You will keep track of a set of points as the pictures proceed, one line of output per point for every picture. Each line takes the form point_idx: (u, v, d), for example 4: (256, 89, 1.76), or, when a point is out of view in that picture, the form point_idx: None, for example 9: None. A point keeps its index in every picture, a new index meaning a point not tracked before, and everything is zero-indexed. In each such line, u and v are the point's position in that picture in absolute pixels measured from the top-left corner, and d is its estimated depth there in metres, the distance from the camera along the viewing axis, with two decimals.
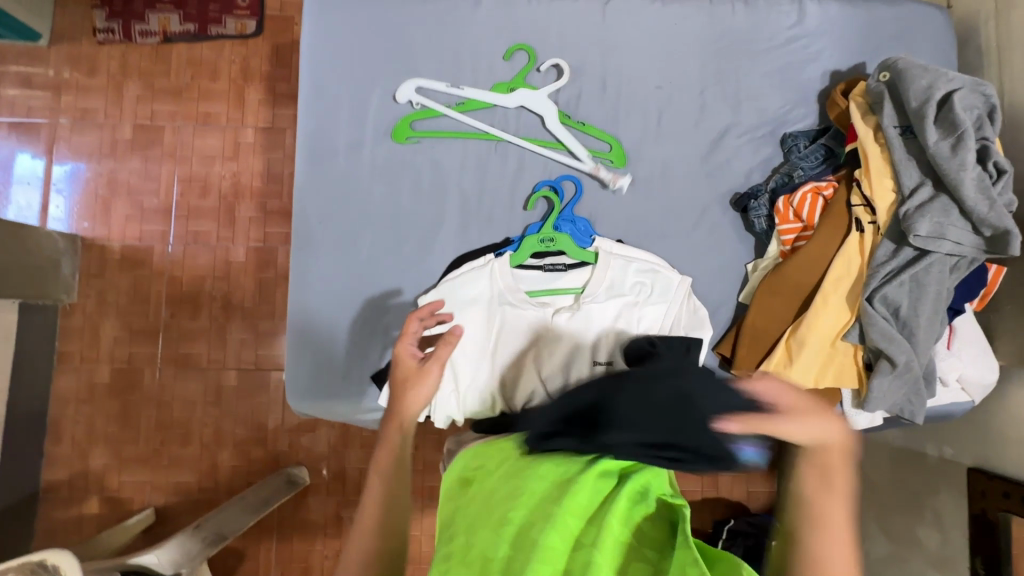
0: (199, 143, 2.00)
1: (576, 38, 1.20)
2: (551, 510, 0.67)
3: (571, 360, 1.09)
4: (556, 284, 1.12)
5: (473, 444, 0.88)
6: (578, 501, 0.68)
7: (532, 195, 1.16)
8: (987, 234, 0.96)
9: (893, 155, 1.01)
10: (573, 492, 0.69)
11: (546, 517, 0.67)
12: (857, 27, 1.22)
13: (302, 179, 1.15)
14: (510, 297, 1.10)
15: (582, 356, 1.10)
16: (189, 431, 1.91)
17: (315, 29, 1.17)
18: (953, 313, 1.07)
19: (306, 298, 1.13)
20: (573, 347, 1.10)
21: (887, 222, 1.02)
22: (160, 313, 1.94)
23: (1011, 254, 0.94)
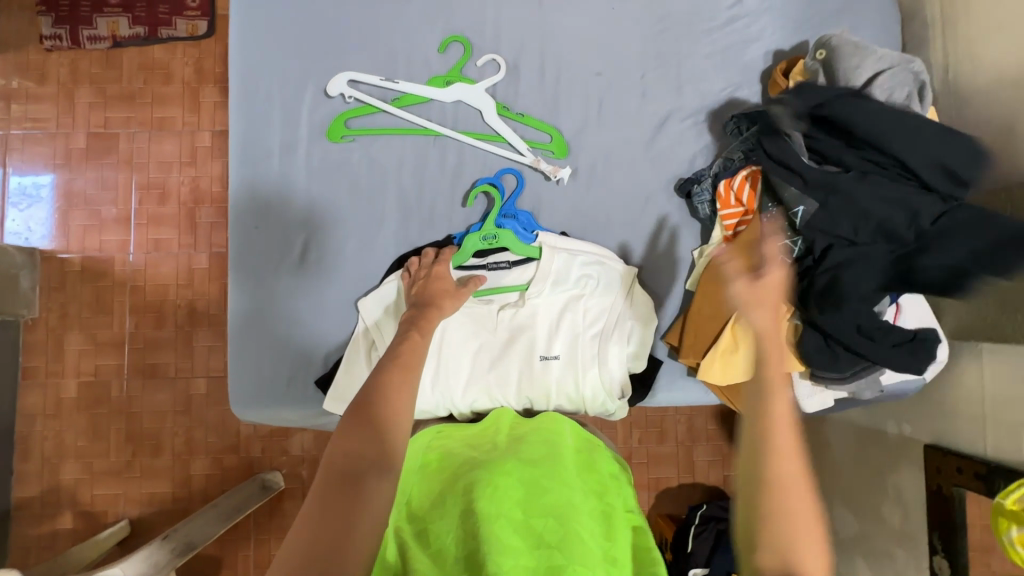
0: (156, 149, 1.96)
1: (514, 26, 1.18)
2: (531, 516, 0.79)
3: (518, 354, 1.09)
4: (499, 281, 1.11)
5: (433, 430, 0.99)
6: (554, 508, 0.81)
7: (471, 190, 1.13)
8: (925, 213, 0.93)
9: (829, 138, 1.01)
10: (559, 501, 0.82)
11: (526, 520, 0.78)
12: (799, 5, 1.20)
13: (237, 182, 1.13)
14: None
15: (529, 349, 1.09)
16: (160, 441, 1.89)
17: (245, 29, 1.14)
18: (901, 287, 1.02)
19: (248, 303, 1.11)
20: (521, 341, 1.09)
21: None
22: (124, 324, 1.91)
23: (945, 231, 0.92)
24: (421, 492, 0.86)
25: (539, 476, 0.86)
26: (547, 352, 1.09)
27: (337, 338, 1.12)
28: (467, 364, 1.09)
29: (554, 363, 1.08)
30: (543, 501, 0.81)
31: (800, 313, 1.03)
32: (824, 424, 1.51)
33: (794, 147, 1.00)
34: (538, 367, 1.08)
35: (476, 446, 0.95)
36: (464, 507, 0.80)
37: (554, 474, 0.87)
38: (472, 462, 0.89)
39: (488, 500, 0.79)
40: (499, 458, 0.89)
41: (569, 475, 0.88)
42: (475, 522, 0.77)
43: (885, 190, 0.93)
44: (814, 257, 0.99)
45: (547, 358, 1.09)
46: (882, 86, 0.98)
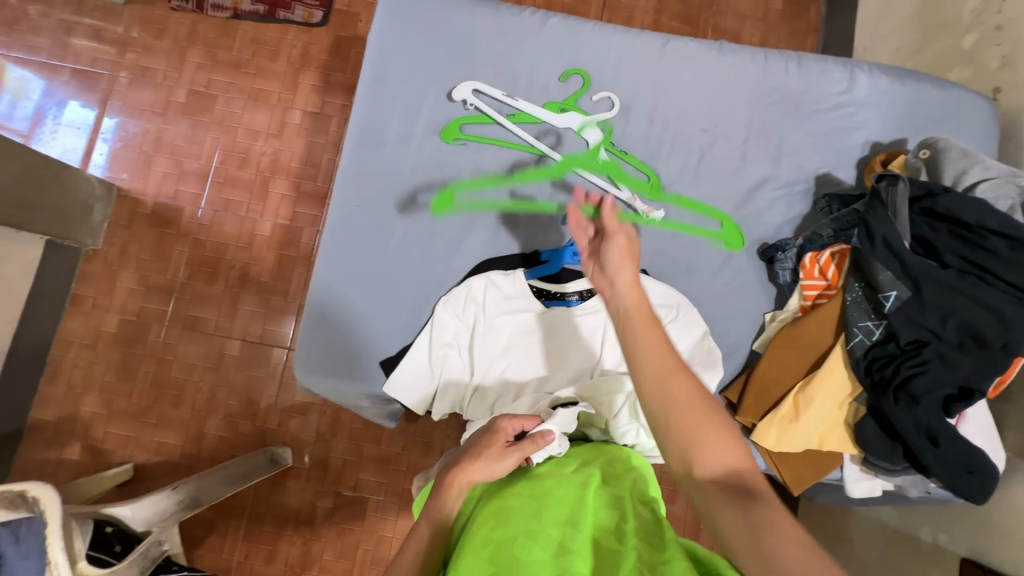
0: (248, 117, 2.06)
1: (632, 72, 1.25)
2: (550, 527, 0.76)
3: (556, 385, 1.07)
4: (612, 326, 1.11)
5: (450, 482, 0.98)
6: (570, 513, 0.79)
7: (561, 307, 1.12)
8: (1011, 324, 0.94)
9: (939, 227, 1.01)
10: (566, 509, 0.79)
11: (547, 533, 0.76)
12: (904, 104, 1.25)
13: (348, 160, 1.19)
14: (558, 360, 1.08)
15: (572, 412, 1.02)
16: (182, 393, 1.91)
17: (387, 24, 1.22)
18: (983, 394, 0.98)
19: (333, 275, 1.16)
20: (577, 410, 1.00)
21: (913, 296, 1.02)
22: (178, 272, 1.96)
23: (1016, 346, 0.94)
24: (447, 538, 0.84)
25: (550, 485, 0.84)
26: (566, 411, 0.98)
27: (412, 326, 1.15)
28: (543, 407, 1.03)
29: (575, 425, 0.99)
30: (560, 508, 0.79)
31: (866, 396, 1.05)
32: (850, 516, 1.48)
33: (898, 230, 1.00)
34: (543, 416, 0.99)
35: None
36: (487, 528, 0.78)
37: (563, 482, 0.85)
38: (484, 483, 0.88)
39: (504, 522, 0.78)
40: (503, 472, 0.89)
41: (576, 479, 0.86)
42: (495, 542, 0.75)
43: (978, 294, 0.95)
44: (897, 343, 1.00)
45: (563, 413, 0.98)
46: (985, 193, 1.01)
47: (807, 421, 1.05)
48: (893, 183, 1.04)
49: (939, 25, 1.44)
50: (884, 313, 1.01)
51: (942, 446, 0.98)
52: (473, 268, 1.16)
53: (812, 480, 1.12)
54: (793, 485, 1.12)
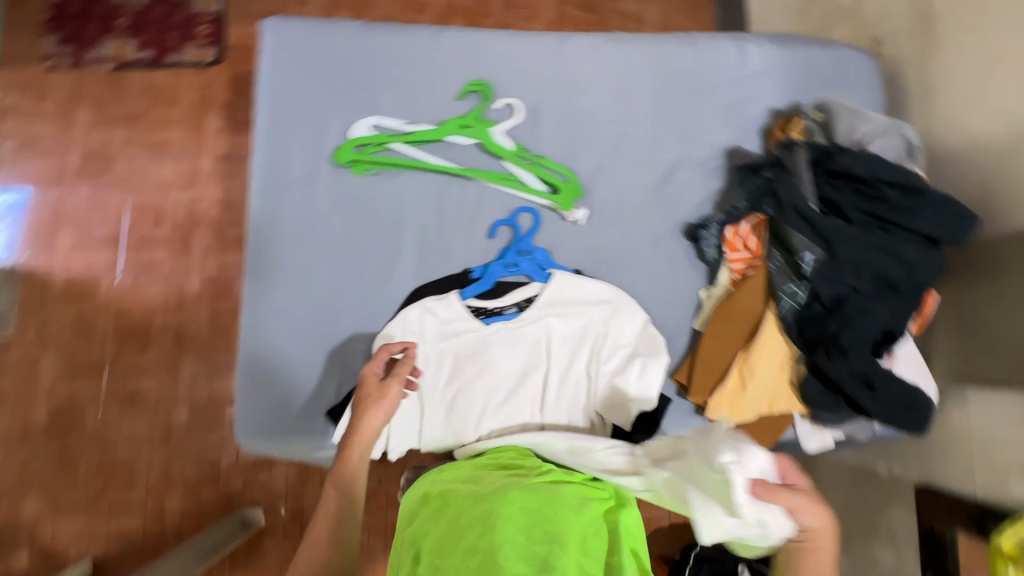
0: (155, 171, 1.94)
1: (533, 74, 1.24)
2: (535, 546, 0.78)
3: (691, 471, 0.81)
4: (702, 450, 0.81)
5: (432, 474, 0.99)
6: (561, 532, 0.80)
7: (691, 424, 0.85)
8: (916, 267, 1.00)
9: (840, 185, 1.05)
10: (558, 527, 0.81)
11: (530, 550, 0.78)
12: (794, 67, 1.30)
13: (257, 209, 1.14)
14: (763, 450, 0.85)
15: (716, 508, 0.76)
16: (133, 472, 1.78)
17: (274, 62, 1.17)
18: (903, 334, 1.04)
19: (263, 333, 1.10)
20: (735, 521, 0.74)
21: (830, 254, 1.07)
22: (106, 347, 1.83)
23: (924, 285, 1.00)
24: (423, 526, 0.87)
25: (544, 506, 0.84)
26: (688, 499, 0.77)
27: (354, 368, 1.11)
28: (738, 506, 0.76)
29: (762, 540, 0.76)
30: (549, 528, 0.81)
31: (803, 355, 1.09)
32: (816, 464, 1.54)
33: (803, 194, 1.05)
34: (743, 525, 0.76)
35: (480, 477, 0.93)
36: (469, 537, 0.80)
37: (558, 504, 0.85)
38: (473, 490, 0.89)
39: (492, 529, 0.79)
40: (496, 486, 0.89)
41: (574, 505, 0.86)
42: (480, 549, 0.78)
43: (884, 244, 1.00)
44: (821, 302, 1.04)
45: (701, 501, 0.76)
46: (876, 147, 1.06)
47: (754, 389, 1.09)
48: (793, 151, 1.09)
49: None
50: (804, 275, 1.05)
51: (878, 389, 1.03)
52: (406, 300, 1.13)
53: (770, 443, 1.15)
54: None
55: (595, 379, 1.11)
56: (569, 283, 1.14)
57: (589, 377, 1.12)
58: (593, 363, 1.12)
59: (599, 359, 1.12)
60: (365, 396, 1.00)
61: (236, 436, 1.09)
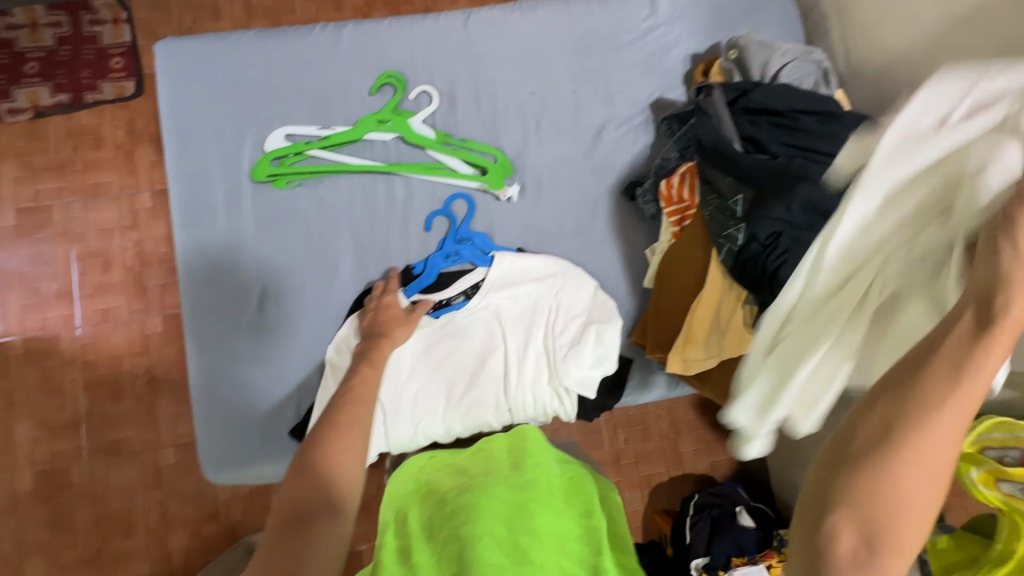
0: (93, 217, 1.86)
1: (444, 57, 1.21)
2: (513, 535, 0.80)
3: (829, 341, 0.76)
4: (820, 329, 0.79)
5: (422, 457, 1.00)
6: (540, 530, 0.82)
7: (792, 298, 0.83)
8: None
9: (763, 120, 1.04)
10: (538, 524, 0.83)
11: (509, 539, 0.79)
12: (708, 9, 1.28)
13: (183, 240, 1.11)
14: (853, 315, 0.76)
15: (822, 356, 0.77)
16: (131, 520, 1.75)
17: (175, 87, 1.14)
18: None
19: (212, 365, 1.09)
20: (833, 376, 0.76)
21: None
22: (79, 402, 1.78)
23: None
24: (411, 511, 0.90)
25: (525, 500, 0.86)
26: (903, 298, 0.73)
27: (311, 382, 1.10)
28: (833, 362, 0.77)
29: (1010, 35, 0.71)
30: (528, 521, 0.83)
31: None
32: None
33: (727, 134, 1.05)
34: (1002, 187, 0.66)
35: (468, 471, 0.95)
36: (451, 525, 0.83)
37: (538, 499, 0.87)
38: (460, 485, 0.91)
39: (474, 520, 0.82)
40: (481, 482, 0.90)
41: (554, 504, 0.89)
42: (460, 539, 0.80)
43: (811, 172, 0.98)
44: None
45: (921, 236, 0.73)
46: (789, 77, 1.07)
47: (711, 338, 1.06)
48: (710, 93, 1.09)
49: None
50: (738, 217, 1.04)
51: None
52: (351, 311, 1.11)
53: None
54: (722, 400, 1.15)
55: (554, 349, 1.10)
56: (515, 263, 1.13)
57: (548, 349, 1.11)
58: (550, 336, 1.11)
59: (554, 330, 1.11)
60: (393, 317, 1.03)
61: (204, 470, 1.08)
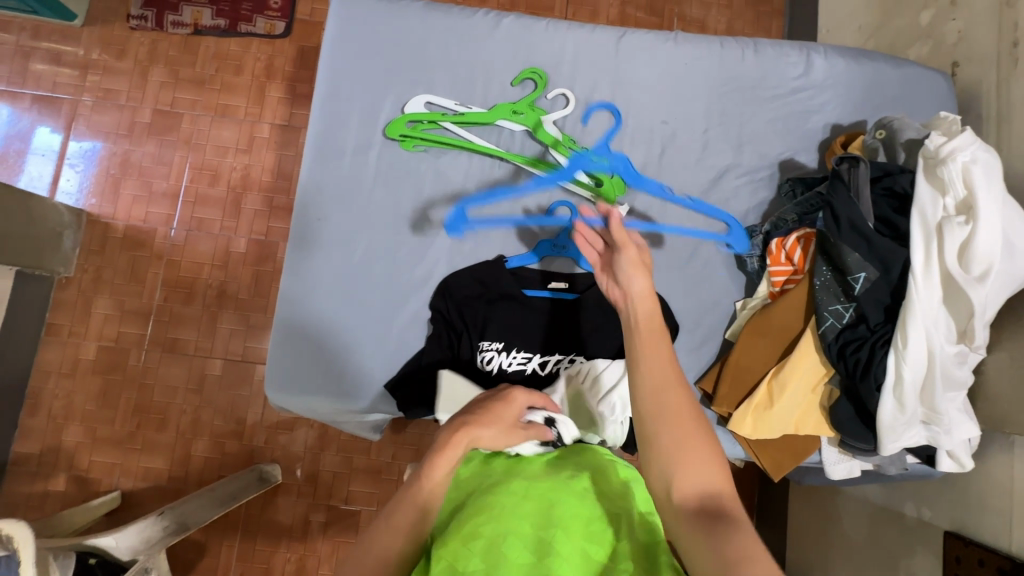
0: (215, 133, 2.00)
1: (589, 68, 1.24)
2: (537, 531, 0.74)
3: (925, 390, 0.97)
4: (921, 386, 0.96)
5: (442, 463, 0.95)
6: (565, 521, 0.75)
7: (883, 367, 0.97)
8: (976, 278, 0.92)
9: (902, 204, 1.01)
10: (560, 512, 0.76)
11: (534, 536, 0.73)
12: (861, 84, 1.25)
13: (307, 175, 1.18)
14: (941, 363, 0.95)
15: (916, 402, 0.97)
16: (166, 415, 1.85)
17: (339, 36, 1.21)
18: (955, 359, 0.96)
19: (298, 296, 1.14)
20: (917, 412, 0.98)
21: (888, 275, 0.98)
22: (154, 295, 1.90)
23: (982, 312, 0.92)
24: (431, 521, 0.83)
25: (545, 489, 0.80)
26: (964, 331, 0.95)
27: (384, 334, 1.14)
28: (922, 398, 0.98)
29: (956, 167, 0.94)
30: (550, 513, 0.76)
31: (839, 378, 1.05)
32: (837, 496, 1.47)
33: (861, 212, 1.00)
34: (997, 240, 0.90)
35: (486, 469, 0.89)
36: (470, 525, 0.75)
37: (559, 486, 0.80)
38: (482, 482, 0.84)
39: (495, 518, 0.75)
40: (500, 479, 0.84)
41: (579, 489, 0.81)
42: (484, 537, 0.73)
43: (937, 263, 0.94)
44: (867, 325, 1.00)
45: (949, 311, 0.95)
46: None
47: (779, 408, 1.05)
48: (854, 165, 1.04)
49: (896, 3, 1.43)
50: (853, 295, 1.00)
51: (907, 416, 0.97)
52: (429, 308, 1.15)
53: (791, 466, 1.11)
54: (773, 472, 1.12)
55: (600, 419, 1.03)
56: None
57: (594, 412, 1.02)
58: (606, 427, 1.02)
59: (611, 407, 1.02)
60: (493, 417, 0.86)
61: (266, 390, 1.13)
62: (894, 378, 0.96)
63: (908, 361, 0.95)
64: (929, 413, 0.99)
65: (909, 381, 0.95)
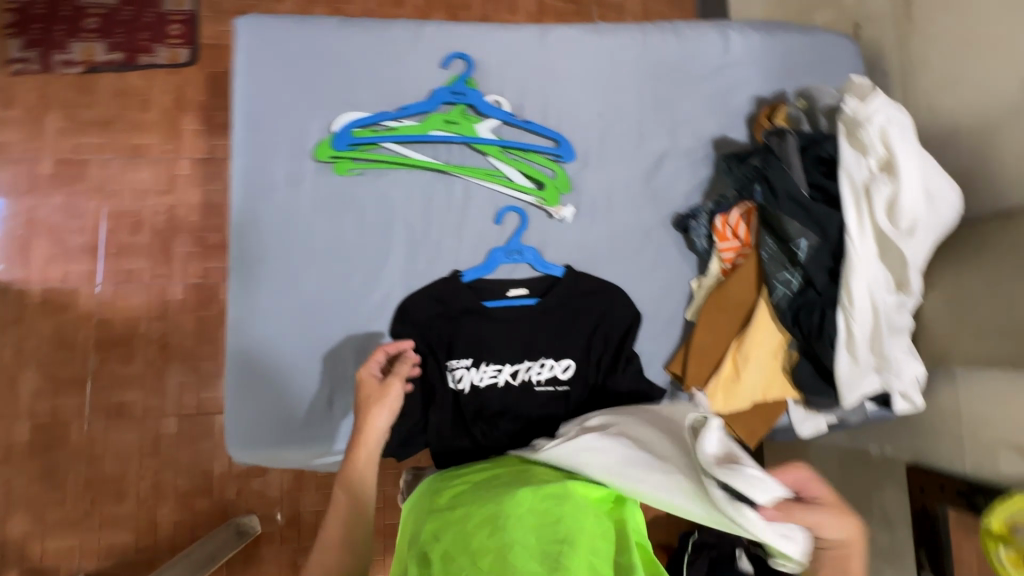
0: (130, 177, 1.85)
1: (517, 68, 1.23)
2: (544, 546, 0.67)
3: (871, 343, 1.02)
4: (870, 339, 1.01)
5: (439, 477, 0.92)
6: (573, 536, 0.68)
7: (833, 326, 1.01)
8: (905, 231, 0.97)
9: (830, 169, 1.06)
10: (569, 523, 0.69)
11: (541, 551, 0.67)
12: (777, 56, 1.30)
13: (238, 216, 1.11)
14: (882, 314, 1.00)
15: (866, 355, 1.02)
16: (123, 484, 1.72)
17: (251, 64, 1.14)
18: (897, 308, 1.01)
19: (249, 345, 1.08)
20: (870, 364, 1.03)
21: (828, 239, 1.03)
22: (88, 360, 1.75)
23: (913, 260, 0.98)
24: (426, 534, 0.77)
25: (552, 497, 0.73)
26: (901, 281, 1.00)
27: (346, 368, 1.10)
28: (871, 350, 1.02)
29: (873, 130, 0.99)
30: (556, 523, 0.69)
31: (797, 342, 1.09)
32: (809, 448, 1.55)
33: (794, 180, 1.05)
34: (918, 193, 0.96)
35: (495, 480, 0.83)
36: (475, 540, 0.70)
37: (568, 496, 0.73)
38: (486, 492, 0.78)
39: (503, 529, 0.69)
40: (507, 485, 0.78)
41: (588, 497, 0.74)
42: (485, 560, 0.67)
43: (869, 221, 0.99)
44: (815, 289, 1.04)
45: (885, 265, 1.01)
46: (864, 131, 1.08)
47: (745, 380, 1.09)
48: (783, 138, 1.09)
49: None
50: (799, 262, 1.05)
51: (861, 369, 1.02)
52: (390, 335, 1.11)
53: (763, 430, 1.15)
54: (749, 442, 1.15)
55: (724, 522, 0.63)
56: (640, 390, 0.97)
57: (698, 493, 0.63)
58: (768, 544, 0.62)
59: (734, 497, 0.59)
60: (369, 395, 0.99)
61: (229, 448, 1.07)
62: (844, 336, 1.01)
63: (853, 317, 0.99)
64: (881, 363, 1.03)
65: (857, 336, 1.00)
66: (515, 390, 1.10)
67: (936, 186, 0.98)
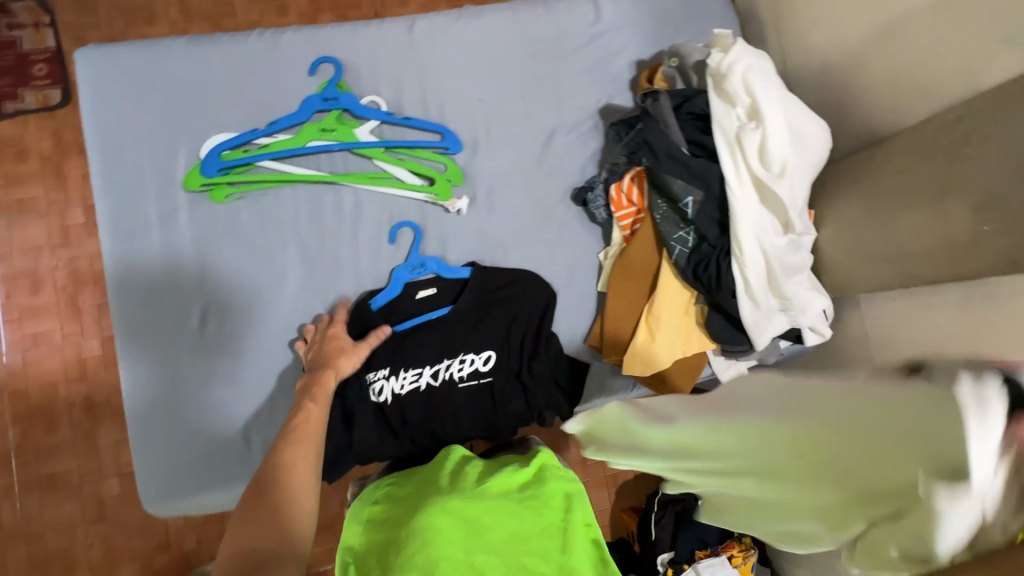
0: (19, 236, 1.61)
1: (390, 64, 1.19)
2: (474, 555, 0.80)
3: (770, 286, 1.04)
4: (768, 282, 1.03)
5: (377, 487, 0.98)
6: (500, 543, 0.82)
7: (732, 276, 1.04)
8: (779, 173, 1.00)
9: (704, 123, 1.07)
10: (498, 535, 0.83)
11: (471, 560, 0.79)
12: (651, 17, 1.30)
13: (113, 262, 1.05)
14: (775, 257, 1.03)
15: (766, 298, 1.05)
16: (73, 560, 1.54)
17: (99, 101, 1.07)
18: (789, 248, 1.04)
19: (148, 396, 1.03)
20: (773, 305, 1.06)
21: (712, 192, 1.04)
22: (6, 434, 1.55)
23: (791, 200, 1.01)
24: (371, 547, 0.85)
25: (482, 512, 0.84)
26: (786, 223, 1.04)
27: (257, 401, 1.06)
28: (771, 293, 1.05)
29: (735, 81, 1.02)
30: (487, 535, 0.82)
31: (703, 296, 1.12)
32: None
33: (673, 139, 1.06)
34: (784, 134, 1.00)
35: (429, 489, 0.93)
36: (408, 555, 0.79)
37: (498, 508, 0.86)
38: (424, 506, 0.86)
39: (433, 544, 0.79)
40: (443, 501, 0.85)
41: (517, 504, 0.88)
42: (417, 569, 0.77)
43: (745, 168, 1.01)
44: (708, 243, 1.06)
45: (769, 209, 1.04)
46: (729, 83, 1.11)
47: (661, 340, 1.10)
48: (656, 99, 1.10)
49: None
50: (689, 219, 1.07)
51: (764, 312, 1.05)
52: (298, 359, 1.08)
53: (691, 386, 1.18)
54: None
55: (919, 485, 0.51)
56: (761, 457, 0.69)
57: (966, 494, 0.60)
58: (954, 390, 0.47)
59: None
60: (341, 347, 1.02)
61: (147, 504, 1.03)
62: (743, 283, 1.04)
63: (746, 263, 1.02)
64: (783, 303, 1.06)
65: (754, 281, 1.03)
66: (437, 391, 1.10)
67: (800, 125, 1.02)
